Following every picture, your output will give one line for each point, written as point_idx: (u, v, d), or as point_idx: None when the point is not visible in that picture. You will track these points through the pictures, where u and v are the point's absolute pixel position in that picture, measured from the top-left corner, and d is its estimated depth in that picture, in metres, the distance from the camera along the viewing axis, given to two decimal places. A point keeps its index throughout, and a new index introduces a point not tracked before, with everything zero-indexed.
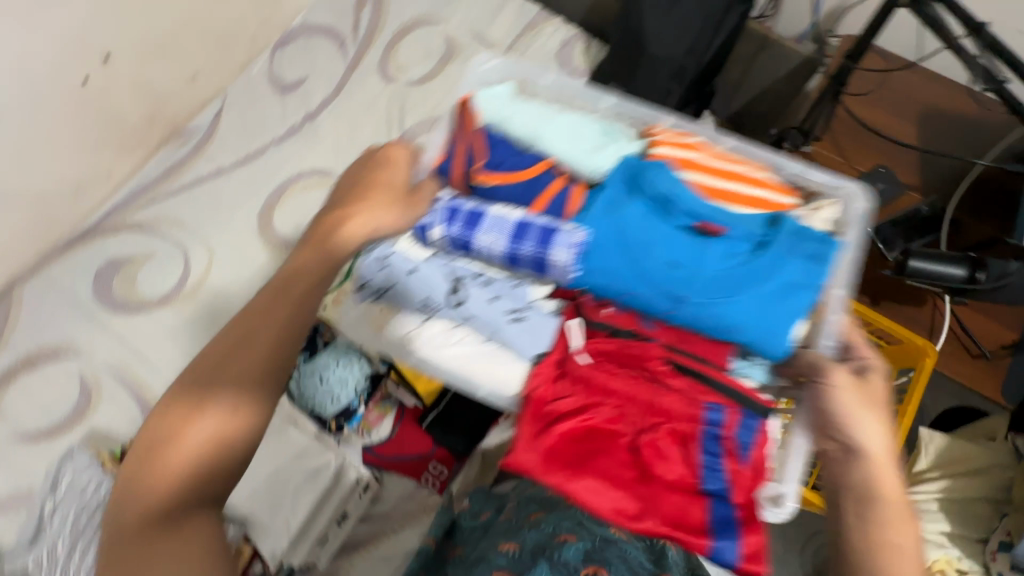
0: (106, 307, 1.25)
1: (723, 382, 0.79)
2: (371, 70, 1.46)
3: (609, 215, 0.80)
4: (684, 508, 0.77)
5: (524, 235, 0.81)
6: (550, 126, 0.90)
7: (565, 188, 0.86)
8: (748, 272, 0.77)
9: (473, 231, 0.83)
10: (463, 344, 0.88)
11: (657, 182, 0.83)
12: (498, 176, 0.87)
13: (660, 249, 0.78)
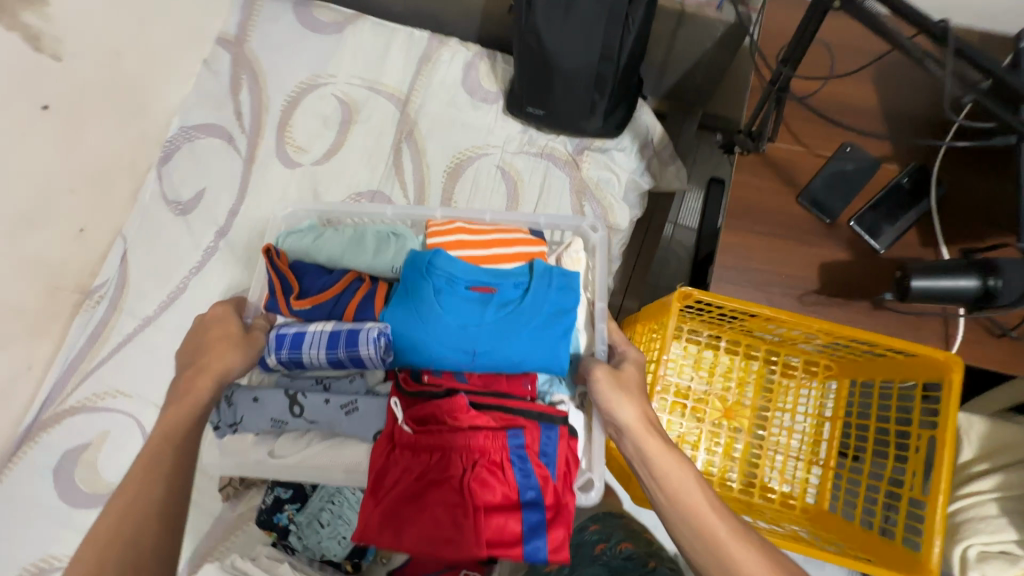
0: (76, 505, 1.16)
1: (529, 408, 0.96)
2: (272, 161, 1.31)
3: (406, 307, 1.01)
4: (504, 527, 0.90)
5: (338, 342, 0.98)
6: (346, 247, 1.12)
7: (365, 289, 1.07)
8: (514, 318, 1.00)
9: (298, 349, 0.99)
10: (316, 441, 1.02)
11: (440, 265, 1.03)
12: (316, 298, 1.05)
13: (458, 318, 0.99)
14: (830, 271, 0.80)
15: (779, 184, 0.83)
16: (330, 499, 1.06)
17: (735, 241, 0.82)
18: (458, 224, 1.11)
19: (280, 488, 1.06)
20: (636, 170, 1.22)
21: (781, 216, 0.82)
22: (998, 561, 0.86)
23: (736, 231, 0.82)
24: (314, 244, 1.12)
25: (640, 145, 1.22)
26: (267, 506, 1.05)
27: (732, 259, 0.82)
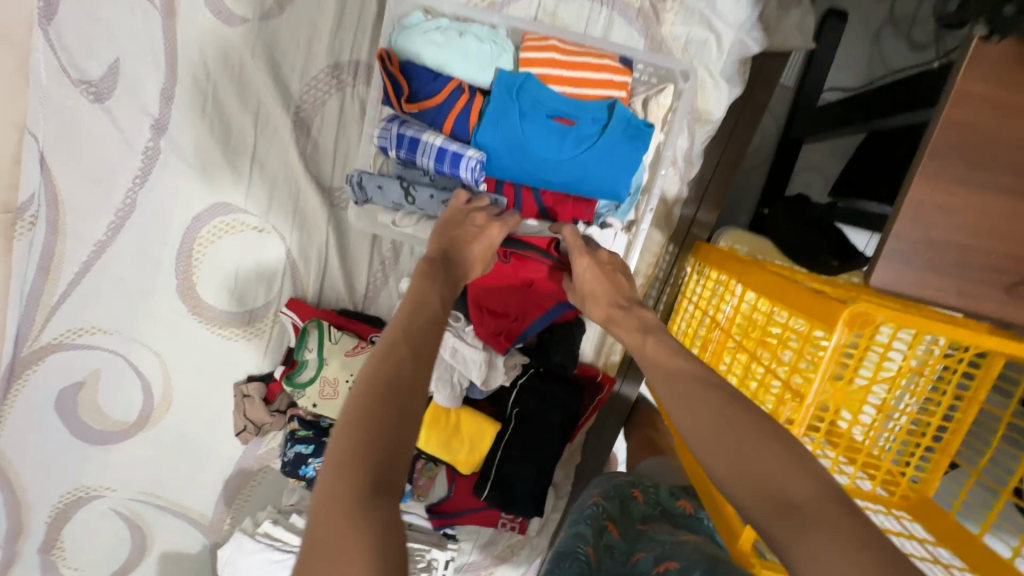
0: (93, 441, 1.07)
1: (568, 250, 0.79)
2: (204, 9, 0.88)
3: (498, 133, 0.63)
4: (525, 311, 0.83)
5: (444, 162, 0.64)
6: (449, 50, 0.64)
7: (469, 97, 0.64)
8: (600, 166, 0.64)
9: (407, 154, 0.66)
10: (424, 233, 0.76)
11: (536, 90, 0.63)
12: (424, 104, 0.64)
13: (531, 151, 0.63)
14: None
15: None
16: None
17: (935, 198, 0.52)
18: (550, 38, 0.66)
19: (301, 443, 0.96)
20: (748, 21, 0.79)
21: (1016, 158, 0.51)
22: None
23: (941, 183, 0.52)
24: (419, 43, 0.64)
25: None
26: (289, 460, 0.96)
27: (927, 225, 0.53)
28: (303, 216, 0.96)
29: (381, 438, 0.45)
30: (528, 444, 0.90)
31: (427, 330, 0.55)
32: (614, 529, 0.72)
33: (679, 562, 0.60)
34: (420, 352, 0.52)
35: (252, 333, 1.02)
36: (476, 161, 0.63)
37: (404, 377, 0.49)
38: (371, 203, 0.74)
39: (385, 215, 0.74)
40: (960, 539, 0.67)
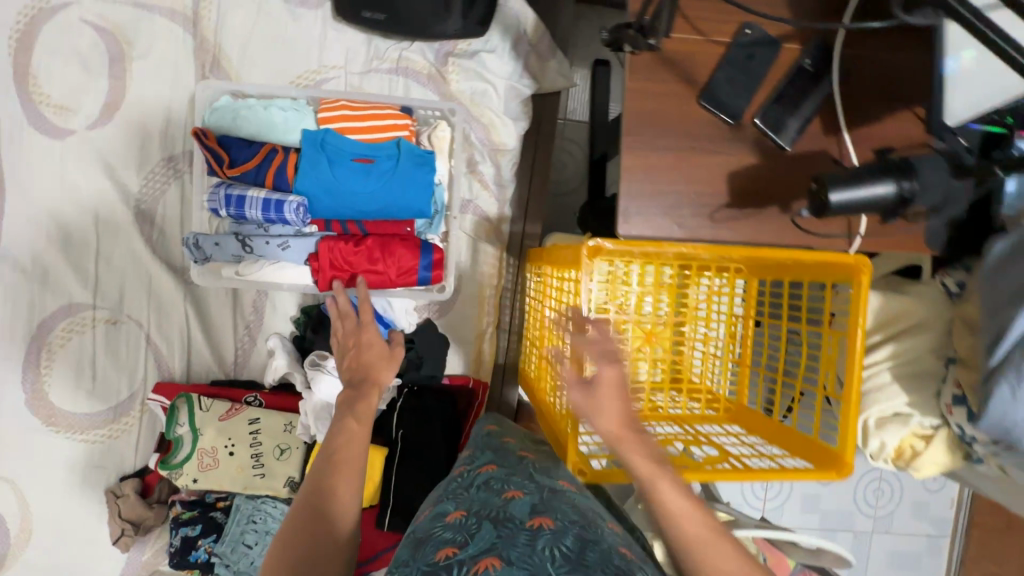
0: None
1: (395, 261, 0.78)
2: (28, 130, 0.94)
3: (311, 179, 0.74)
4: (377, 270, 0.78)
5: (270, 208, 0.74)
6: (258, 120, 0.75)
7: (282, 154, 0.75)
8: (401, 188, 0.75)
9: (237, 209, 0.74)
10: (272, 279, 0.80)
11: (337, 141, 0.75)
12: (245, 166, 0.75)
13: (342, 189, 0.74)
14: (737, 178, 0.73)
15: (678, 86, 0.71)
16: (245, 519, 0.93)
17: (636, 164, 0.72)
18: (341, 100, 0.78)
19: (187, 526, 0.93)
20: (514, 73, 1.02)
21: (682, 125, 0.72)
22: (894, 424, 0.78)
23: (638, 151, 0.72)
24: (230, 120, 0.76)
25: (515, 39, 1.00)
26: (176, 549, 0.92)
27: (638, 185, 0.72)
28: (160, 300, 0.98)
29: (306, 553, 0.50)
30: (419, 460, 0.96)
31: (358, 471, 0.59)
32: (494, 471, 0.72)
33: (553, 519, 0.58)
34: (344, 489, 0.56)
35: (120, 431, 0.99)
36: (298, 202, 0.73)
37: (326, 516, 0.53)
38: (211, 262, 0.78)
39: (227, 269, 0.77)
40: (765, 428, 0.81)
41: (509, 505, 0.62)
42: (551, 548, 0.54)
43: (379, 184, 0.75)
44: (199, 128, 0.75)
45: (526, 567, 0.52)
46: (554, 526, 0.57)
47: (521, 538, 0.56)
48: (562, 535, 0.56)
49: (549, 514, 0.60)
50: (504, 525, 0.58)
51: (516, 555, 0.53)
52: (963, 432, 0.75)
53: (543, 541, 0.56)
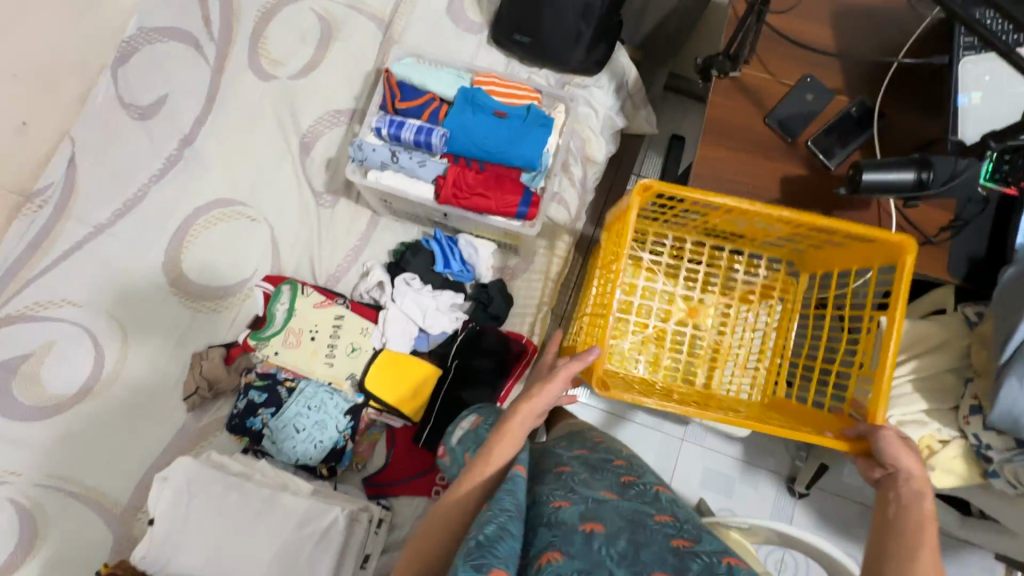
0: (19, 418, 1.06)
1: (510, 188, 0.96)
2: (246, 71, 1.25)
3: (459, 117, 0.97)
4: (493, 193, 0.96)
5: (422, 131, 0.96)
6: (430, 76, 1.02)
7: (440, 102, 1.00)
8: (522, 137, 0.97)
9: (398, 128, 0.97)
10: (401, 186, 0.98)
11: (483, 97, 0.99)
12: (412, 104, 0.99)
13: (479, 128, 0.97)
14: (788, 183, 0.91)
15: (750, 107, 0.93)
16: (303, 402, 1.04)
17: (709, 155, 0.91)
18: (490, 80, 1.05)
19: (254, 393, 1.06)
20: (612, 107, 1.28)
21: (748, 135, 0.92)
22: (912, 426, 0.87)
23: (710, 146, 0.92)
24: (410, 72, 1.02)
25: (619, 83, 1.27)
26: (240, 411, 1.05)
27: (706, 171, 0.91)
28: (293, 212, 1.20)
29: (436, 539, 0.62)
30: (467, 388, 1.06)
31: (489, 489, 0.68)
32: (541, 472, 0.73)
33: (604, 526, 0.61)
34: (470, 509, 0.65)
35: (222, 308, 1.15)
36: (444, 133, 0.96)
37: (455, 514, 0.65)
38: (362, 165, 0.98)
39: (374, 172, 0.98)
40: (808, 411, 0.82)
41: (560, 512, 0.63)
42: (610, 550, 0.58)
43: (507, 132, 0.97)
44: (387, 74, 1.01)
45: (586, 565, 0.56)
46: (605, 531, 0.60)
47: (577, 541, 0.59)
48: (614, 539, 0.59)
49: (598, 517, 0.62)
50: (559, 527, 0.61)
51: (581, 561, 0.56)
52: (978, 442, 0.82)
53: (596, 542, 0.58)
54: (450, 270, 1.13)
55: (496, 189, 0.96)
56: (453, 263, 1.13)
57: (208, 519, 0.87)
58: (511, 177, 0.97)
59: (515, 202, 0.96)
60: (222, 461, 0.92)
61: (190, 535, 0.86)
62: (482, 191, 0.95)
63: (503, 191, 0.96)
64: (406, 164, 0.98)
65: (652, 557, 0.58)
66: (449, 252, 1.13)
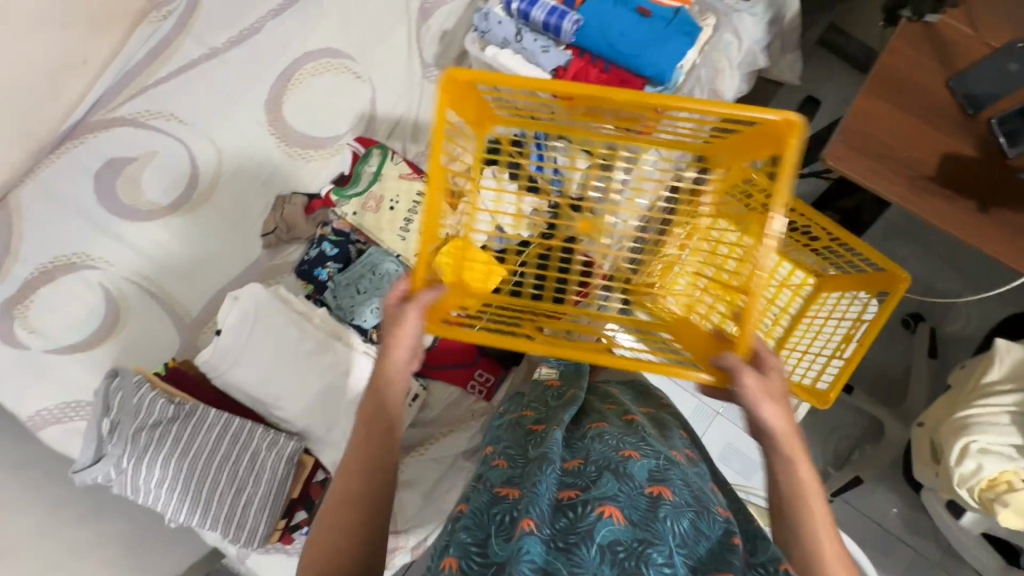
0: (115, 214, 1.14)
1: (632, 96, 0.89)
2: None
3: (597, 5, 0.88)
4: None
5: (554, 11, 0.88)
6: None
7: None
8: (659, 41, 0.87)
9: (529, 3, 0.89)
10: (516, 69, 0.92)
11: None
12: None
13: (616, 22, 0.88)
14: (951, 161, 0.79)
15: (934, 64, 0.80)
16: (370, 266, 1.06)
17: (867, 106, 0.80)
18: None
19: (327, 245, 1.09)
20: (759, 42, 1.12)
21: (920, 96, 0.79)
22: (996, 456, 0.79)
23: (872, 98, 0.80)
24: None
25: (775, 15, 1.12)
26: (311, 259, 1.09)
27: (857, 126, 0.80)
28: (397, 80, 1.18)
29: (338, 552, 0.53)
30: None
31: (379, 445, 0.57)
32: (604, 425, 0.68)
33: (673, 493, 0.54)
34: (375, 496, 0.55)
35: (313, 159, 1.17)
36: (577, 19, 0.88)
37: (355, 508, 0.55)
38: (483, 37, 0.93)
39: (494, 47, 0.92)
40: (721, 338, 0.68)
41: (628, 463, 0.57)
42: (675, 525, 0.49)
43: (645, 32, 0.87)
44: None
45: (649, 533, 0.48)
46: (674, 501, 0.52)
47: (640, 502, 0.52)
48: (679, 513, 0.52)
49: (665, 483, 0.55)
50: (624, 480, 0.54)
51: (636, 518, 0.49)
52: None
53: (663, 510, 0.51)
54: None
55: None
56: None
57: (264, 345, 0.91)
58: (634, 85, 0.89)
59: None
60: (290, 300, 0.95)
61: (249, 357, 0.90)
62: None
63: None
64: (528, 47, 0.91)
65: (713, 556, 0.49)
66: None
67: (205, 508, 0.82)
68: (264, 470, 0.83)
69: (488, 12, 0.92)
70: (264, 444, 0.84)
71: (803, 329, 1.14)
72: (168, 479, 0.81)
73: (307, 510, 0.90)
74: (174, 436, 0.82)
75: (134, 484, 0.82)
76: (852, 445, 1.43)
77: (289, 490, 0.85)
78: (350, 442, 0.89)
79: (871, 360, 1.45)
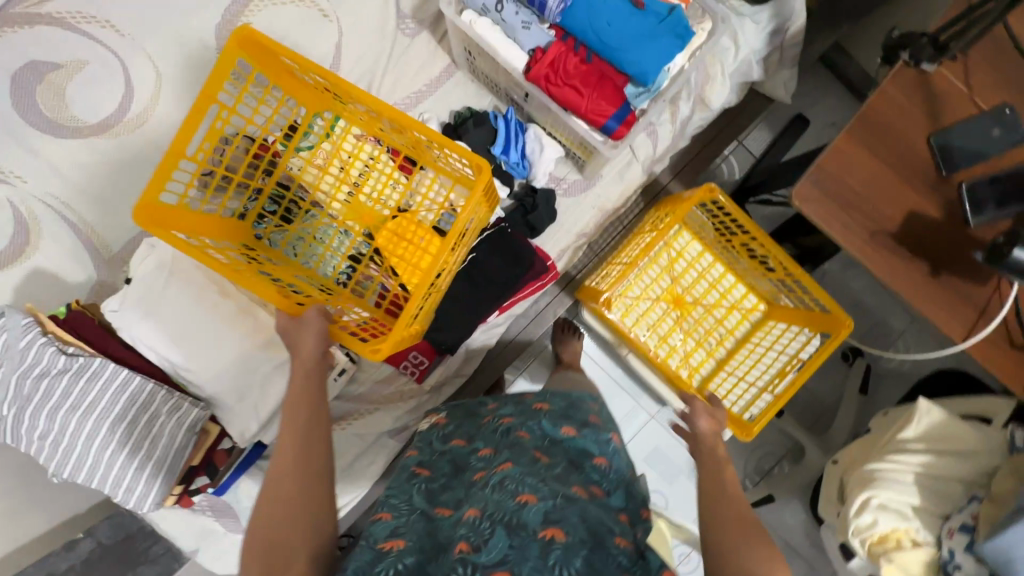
0: (34, 125, 1.02)
1: (611, 95, 0.82)
2: None
3: None
4: (592, 95, 0.82)
5: None
6: None
7: None
8: (648, 38, 0.81)
9: None
10: (493, 41, 0.83)
11: None
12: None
13: (604, 11, 0.81)
14: (913, 222, 0.77)
15: (920, 116, 0.76)
16: (310, 229, 0.97)
17: (847, 149, 0.76)
18: None
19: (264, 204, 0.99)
20: (757, 52, 1.06)
21: (900, 151, 0.76)
22: (893, 513, 0.82)
23: (852, 140, 0.76)
24: None
25: (778, 26, 1.06)
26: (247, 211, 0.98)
27: (831, 164, 0.77)
28: (371, 27, 1.05)
29: (273, 542, 0.55)
30: (474, 287, 1.01)
31: (298, 446, 0.61)
32: (507, 465, 0.69)
33: (565, 535, 0.58)
34: (306, 507, 0.58)
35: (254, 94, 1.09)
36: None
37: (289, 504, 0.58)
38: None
39: (470, 13, 0.83)
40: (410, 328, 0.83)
41: (522, 511, 0.59)
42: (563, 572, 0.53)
43: (634, 26, 0.81)
44: None
45: None
46: (563, 546, 0.56)
47: (533, 554, 0.55)
48: (570, 555, 0.56)
49: (560, 525, 0.58)
50: (516, 533, 0.57)
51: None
52: (950, 557, 0.79)
53: (553, 557, 0.55)
54: (506, 158, 1.01)
55: (594, 88, 0.82)
56: (513, 150, 1.01)
57: (176, 305, 0.83)
58: (616, 82, 0.83)
59: (610, 114, 0.82)
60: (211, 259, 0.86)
61: (157, 312, 0.82)
62: (580, 86, 0.82)
63: (603, 94, 0.82)
64: (508, 19, 0.83)
65: None
66: (514, 133, 1.02)
67: (92, 469, 0.77)
68: (161, 436, 0.79)
69: None
70: (165, 410, 0.79)
71: (744, 356, 1.15)
72: (52, 434, 0.76)
73: (209, 476, 0.86)
74: (64, 389, 0.76)
75: (13, 434, 0.76)
76: (772, 463, 1.48)
77: (188, 458, 0.82)
78: (259, 415, 0.84)
79: (806, 388, 1.48)
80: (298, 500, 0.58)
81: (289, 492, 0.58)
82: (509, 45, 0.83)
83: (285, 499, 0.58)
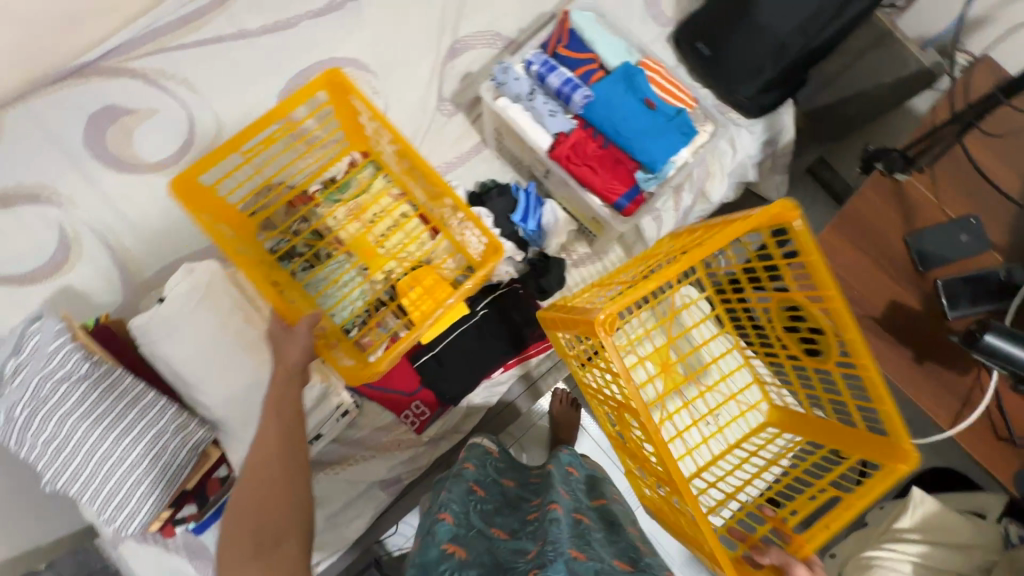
0: (97, 160, 1.12)
1: (622, 179, 0.95)
2: None
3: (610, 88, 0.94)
4: (606, 177, 0.94)
5: (569, 83, 0.94)
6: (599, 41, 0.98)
7: (596, 68, 0.98)
8: (657, 136, 0.94)
9: (548, 71, 0.94)
10: (525, 126, 0.95)
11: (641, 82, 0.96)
12: (574, 54, 0.98)
13: (621, 109, 0.94)
14: (893, 311, 0.84)
15: (896, 217, 0.86)
16: (335, 271, 1.04)
17: (833, 241, 0.85)
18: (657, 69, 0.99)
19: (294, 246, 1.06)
20: (752, 158, 1.20)
21: (882, 246, 0.85)
22: None
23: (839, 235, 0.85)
24: (587, 29, 0.98)
25: (770, 137, 1.20)
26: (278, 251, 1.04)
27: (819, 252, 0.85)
28: (412, 105, 1.20)
29: (253, 516, 0.66)
30: (481, 340, 1.06)
31: (283, 425, 0.72)
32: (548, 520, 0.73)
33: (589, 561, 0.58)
34: (282, 484, 0.68)
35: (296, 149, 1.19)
36: (587, 94, 0.94)
37: (266, 481, 0.68)
38: (499, 87, 0.96)
39: (506, 99, 0.95)
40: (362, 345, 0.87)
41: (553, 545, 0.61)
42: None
43: (646, 124, 0.94)
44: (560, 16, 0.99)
45: None
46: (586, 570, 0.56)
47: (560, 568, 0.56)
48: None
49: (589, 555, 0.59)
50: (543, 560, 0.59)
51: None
52: None
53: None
54: (524, 226, 1.09)
55: (608, 172, 0.94)
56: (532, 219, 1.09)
57: (201, 325, 0.86)
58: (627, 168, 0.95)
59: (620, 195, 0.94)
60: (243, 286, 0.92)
61: (180, 331, 0.85)
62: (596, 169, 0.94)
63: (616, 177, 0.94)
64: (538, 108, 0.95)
65: None
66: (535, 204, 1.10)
67: (87, 481, 0.77)
68: (163, 453, 0.79)
69: (506, 63, 0.96)
70: (172, 427, 0.80)
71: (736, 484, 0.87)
72: (58, 442, 0.77)
73: (196, 504, 0.86)
74: (78, 397, 0.77)
75: (21, 436, 0.77)
76: None
77: (184, 480, 0.82)
78: None
79: None
80: (278, 478, 0.68)
81: (269, 472, 0.69)
82: (536, 129, 0.95)
83: (265, 479, 0.69)
